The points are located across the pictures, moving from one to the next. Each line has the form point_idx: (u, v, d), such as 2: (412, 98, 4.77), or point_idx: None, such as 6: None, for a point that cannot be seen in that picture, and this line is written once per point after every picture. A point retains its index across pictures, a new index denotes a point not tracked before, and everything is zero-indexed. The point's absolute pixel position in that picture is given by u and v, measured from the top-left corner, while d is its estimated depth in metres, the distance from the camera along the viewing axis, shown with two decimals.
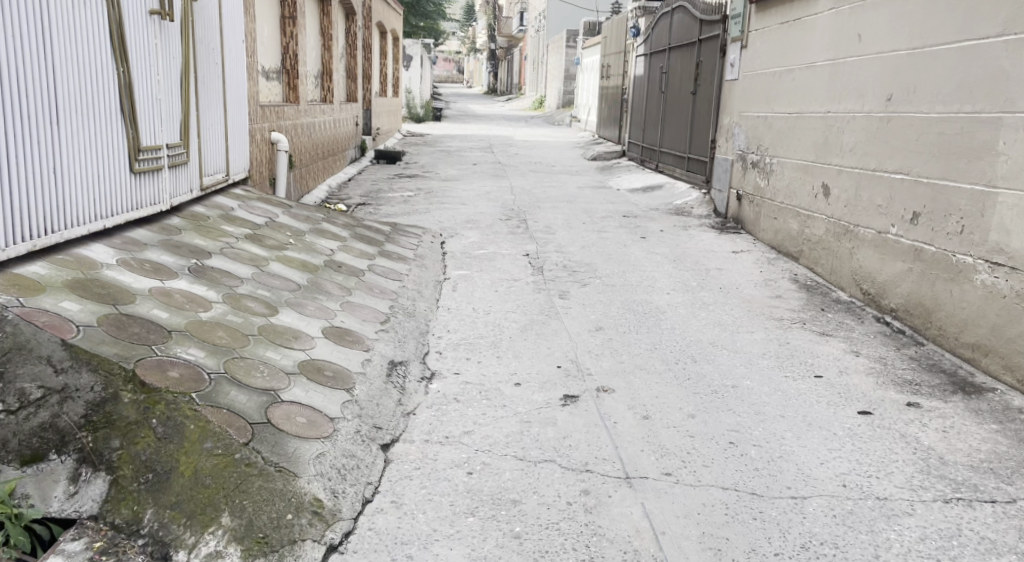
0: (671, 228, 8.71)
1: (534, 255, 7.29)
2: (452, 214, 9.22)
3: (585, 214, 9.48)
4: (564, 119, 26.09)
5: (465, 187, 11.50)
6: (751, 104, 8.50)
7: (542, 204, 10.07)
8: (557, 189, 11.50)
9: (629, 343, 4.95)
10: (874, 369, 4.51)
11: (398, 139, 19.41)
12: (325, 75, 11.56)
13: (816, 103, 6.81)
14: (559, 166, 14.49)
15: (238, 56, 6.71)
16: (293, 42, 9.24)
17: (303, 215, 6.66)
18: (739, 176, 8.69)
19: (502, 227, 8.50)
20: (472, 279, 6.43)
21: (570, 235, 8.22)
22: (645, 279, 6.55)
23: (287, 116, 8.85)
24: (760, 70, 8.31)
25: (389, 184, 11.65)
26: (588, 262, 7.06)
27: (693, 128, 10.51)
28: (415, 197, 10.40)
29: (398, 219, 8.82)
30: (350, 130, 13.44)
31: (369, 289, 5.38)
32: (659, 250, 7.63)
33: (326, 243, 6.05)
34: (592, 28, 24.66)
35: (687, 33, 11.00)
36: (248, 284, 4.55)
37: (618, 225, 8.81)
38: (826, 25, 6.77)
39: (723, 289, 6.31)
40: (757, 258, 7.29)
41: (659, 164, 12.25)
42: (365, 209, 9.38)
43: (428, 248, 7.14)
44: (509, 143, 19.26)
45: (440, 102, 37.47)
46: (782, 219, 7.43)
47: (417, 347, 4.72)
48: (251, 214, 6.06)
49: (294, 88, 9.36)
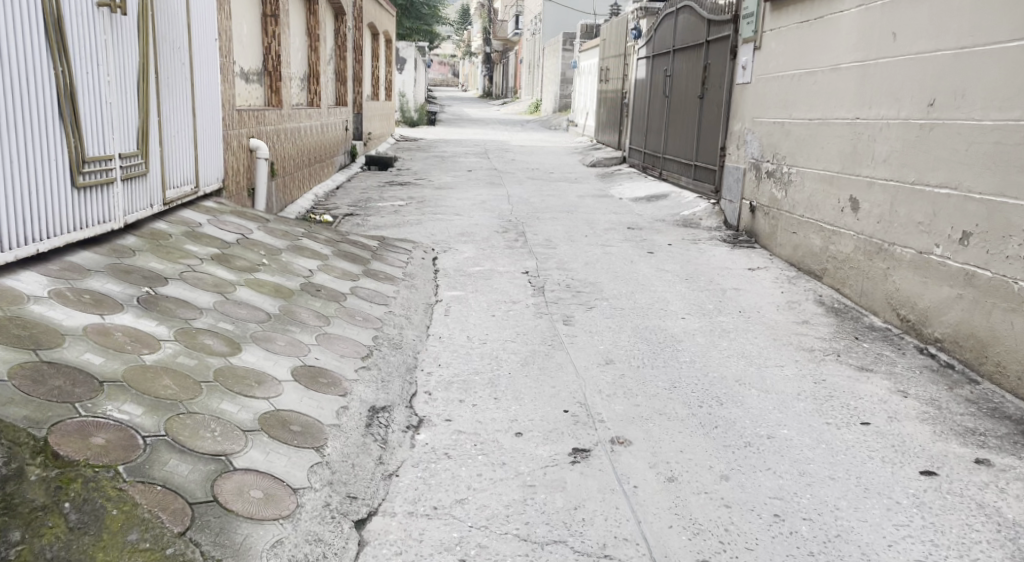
0: (680, 242, 8.13)
1: (534, 273, 6.71)
2: (445, 226, 8.63)
3: (587, 225, 8.90)
4: (561, 124, 25.50)
5: (459, 196, 10.91)
6: (766, 109, 7.93)
7: (541, 215, 9.49)
8: (556, 198, 10.91)
9: (644, 381, 4.37)
10: (928, 415, 3.93)
11: (390, 144, 18.82)
12: (311, 77, 10.97)
13: (843, 108, 6.24)
14: (558, 173, 13.89)
15: (210, 56, 6.11)
16: (276, 42, 8.65)
17: (281, 230, 6.07)
18: (753, 187, 8.12)
19: (498, 241, 7.92)
20: (467, 302, 5.84)
21: (572, 250, 7.64)
22: (657, 301, 5.97)
23: (269, 122, 8.26)
24: (775, 72, 7.74)
25: (379, 192, 11.06)
26: (592, 281, 6.48)
27: (700, 135, 9.94)
28: (406, 207, 9.81)
29: (388, 232, 8.22)
30: (338, 135, 12.85)
31: (351, 316, 4.79)
32: (669, 266, 7.05)
33: (305, 263, 5.46)
34: (590, 30, 24.09)
35: (693, 34, 10.42)
36: (209, 316, 3.96)
37: (622, 239, 8.23)
38: (852, 23, 6.21)
39: (742, 312, 5.73)
40: (776, 276, 6.72)
41: (663, 171, 11.66)
42: (352, 221, 8.78)
43: (419, 266, 6.56)
44: (506, 148, 18.67)
45: (434, 105, 36.90)
46: (803, 234, 6.86)
47: (404, 386, 4.14)
48: (221, 230, 5.46)
49: (277, 91, 8.76)
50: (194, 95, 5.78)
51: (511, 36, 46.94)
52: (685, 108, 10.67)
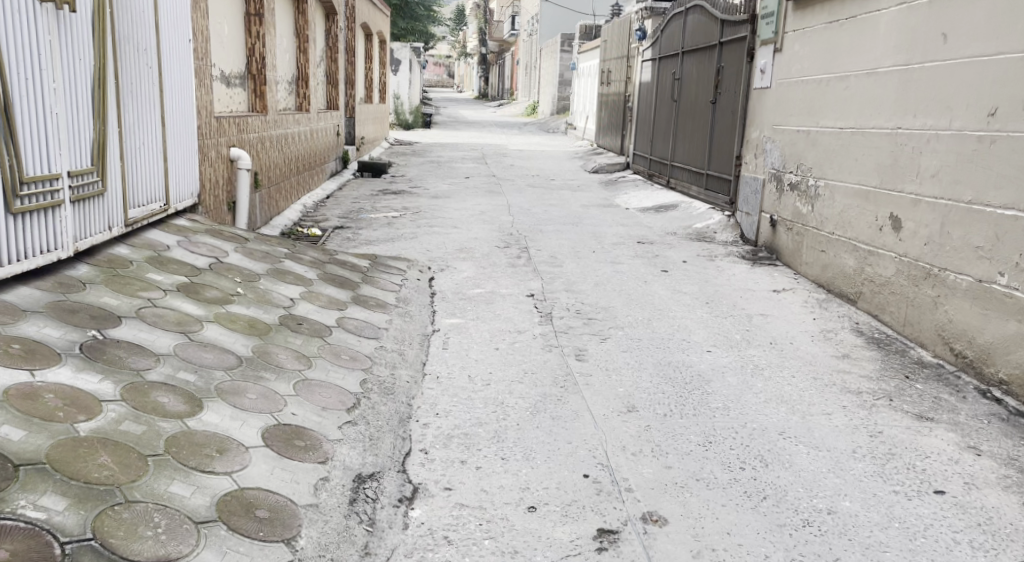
0: (695, 258, 7.56)
1: (540, 296, 6.13)
2: (442, 240, 8.05)
3: (594, 239, 8.33)
4: (559, 127, 24.91)
5: (456, 206, 10.31)
6: (787, 116, 7.38)
7: (544, 228, 8.91)
8: (559, 208, 10.33)
9: (675, 435, 3.79)
10: (1010, 481, 3.41)
11: (384, 148, 18.21)
12: (300, 80, 10.38)
13: (881, 116, 5.70)
14: (559, 180, 13.31)
15: (183, 59, 5.55)
16: (260, 43, 8.06)
17: (261, 251, 5.49)
18: (773, 200, 7.55)
19: (500, 258, 7.34)
20: (468, 332, 5.26)
21: (580, 269, 7.06)
22: (677, 330, 5.40)
23: (253, 128, 7.67)
24: (798, 77, 7.18)
25: (372, 202, 10.46)
26: (604, 306, 5.91)
27: (713, 141, 9.37)
28: (400, 219, 9.22)
29: (380, 248, 7.64)
30: (329, 140, 12.26)
31: (335, 355, 4.21)
32: (687, 287, 6.48)
33: (287, 290, 4.89)
34: (588, 31, 23.50)
35: (704, 35, 9.85)
36: (167, 363, 3.38)
37: (633, 255, 7.65)
38: (892, 23, 5.65)
39: (773, 344, 5.16)
40: (804, 299, 6.16)
41: (670, 178, 11.08)
42: (342, 235, 8.19)
43: (414, 290, 5.98)
44: (503, 153, 18.08)
45: (429, 107, 36.29)
46: (832, 253, 6.30)
47: (396, 443, 3.56)
48: (192, 253, 4.88)
49: (261, 96, 8.17)
50: (165, 101, 5.20)
51: (507, 37, 46.34)
52: (695, 113, 10.09)
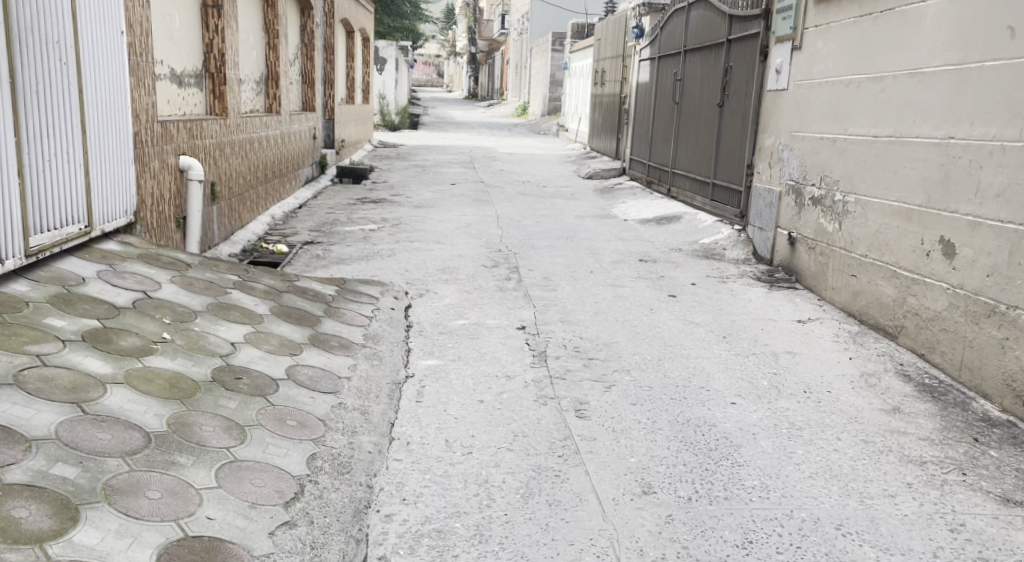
0: (705, 280, 6.77)
1: (531, 329, 5.33)
2: (422, 259, 7.25)
3: (592, 257, 7.54)
4: (550, 129, 24.07)
5: (439, 217, 9.50)
6: (807, 122, 6.60)
7: (535, 243, 8.11)
8: (551, 220, 9.54)
9: (706, 533, 3.01)
10: None
11: (368, 152, 17.40)
12: (269, 79, 9.65)
13: (926, 123, 4.94)
14: (551, 187, 12.50)
15: (114, 57, 4.77)
16: (219, 38, 7.33)
17: (204, 281, 4.69)
18: (792, 215, 6.76)
19: (486, 282, 6.54)
20: (447, 378, 4.45)
21: (577, 293, 6.28)
22: (691, 374, 4.62)
23: (210, 133, 6.92)
24: (820, 78, 6.41)
25: (349, 212, 9.65)
26: (606, 341, 5.12)
27: (717, 148, 8.63)
28: (377, 233, 8.42)
29: (353, 269, 6.83)
30: (304, 144, 11.48)
31: (278, 420, 3.38)
32: (700, 316, 5.69)
33: (228, 332, 4.07)
34: (580, 29, 22.68)
35: (708, 32, 9.10)
36: (40, 453, 2.65)
37: (635, 275, 6.87)
38: (940, 17, 4.89)
39: (808, 393, 4.38)
40: (835, 332, 5.37)
41: (671, 186, 10.28)
42: (312, 253, 7.40)
43: (386, 323, 5.17)
44: (493, 156, 17.28)
45: (418, 108, 35.44)
46: (865, 278, 5.53)
47: (346, 551, 2.80)
48: (114, 286, 4.08)
49: (220, 97, 7.44)
50: (88, 105, 4.41)
51: (497, 36, 45.49)
52: (697, 117, 9.34)
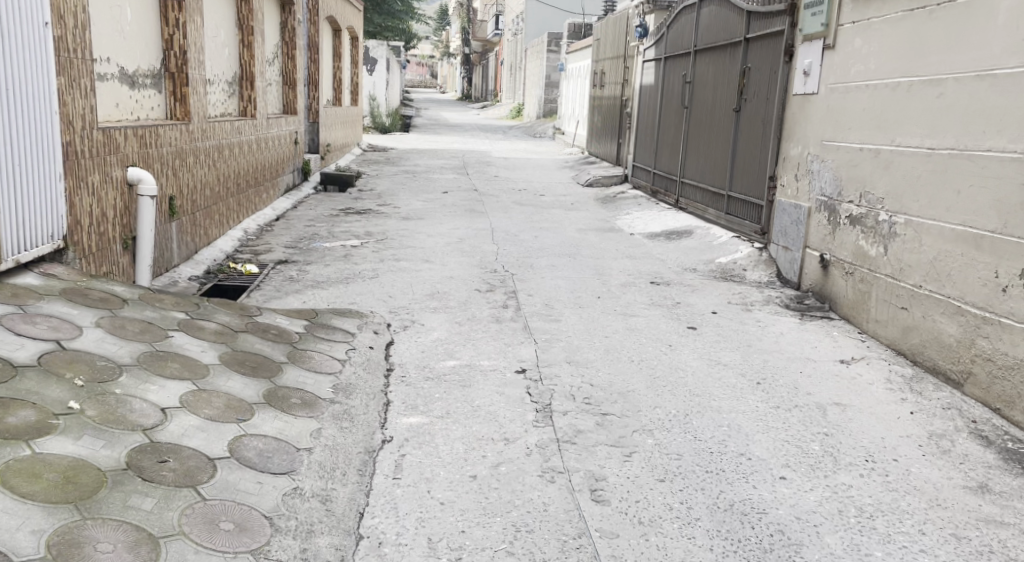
0: (727, 307, 5.96)
1: (533, 374, 4.55)
2: (409, 282, 6.50)
3: (597, 278, 6.77)
4: (546, 132, 23.32)
5: (429, 231, 8.74)
6: (839, 130, 5.80)
7: (533, 262, 7.33)
8: (550, 233, 8.76)
9: None
10: None
11: (355, 156, 16.63)
12: (243, 80, 9.02)
13: (1002, 133, 4.24)
14: (549, 196, 11.73)
15: (30, 61, 4.09)
16: (180, 33, 6.65)
17: (139, 323, 3.91)
18: (824, 234, 5.93)
19: (479, 312, 5.77)
20: (432, 442, 3.67)
21: (582, 325, 5.50)
22: (725, 434, 3.85)
23: (168, 141, 6.24)
24: (856, 80, 5.61)
25: (330, 226, 8.86)
26: (620, 388, 4.35)
27: (734, 156, 7.84)
28: (359, 251, 7.64)
29: (329, 297, 6.08)
30: (284, 150, 10.71)
31: (209, 524, 2.69)
32: (726, 354, 4.90)
33: (157, 396, 3.26)
34: (576, 29, 21.96)
35: (720, 30, 8.38)
36: None
37: (648, 302, 6.07)
38: (1017, 10, 4.20)
39: (870, 461, 3.61)
40: (888, 377, 4.55)
41: (679, 197, 9.50)
42: (284, 276, 6.68)
43: (362, 368, 4.39)
44: (486, 161, 16.52)
45: (409, 109, 34.66)
46: (920, 312, 4.72)
47: None
48: (18, 334, 3.31)
49: (182, 100, 6.78)
50: None
51: (491, 37, 44.70)
52: (710, 123, 8.56)
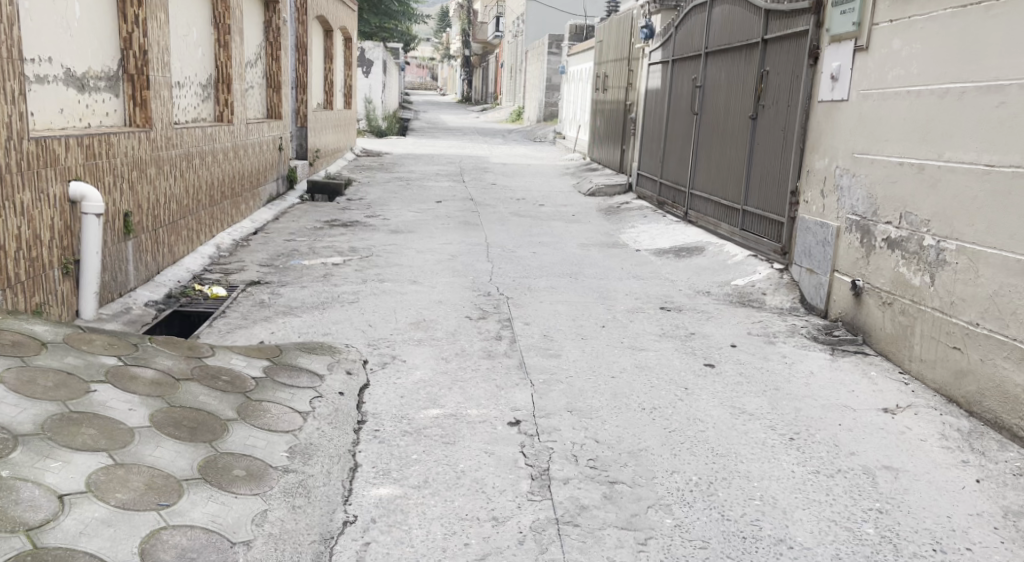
0: (747, 338, 5.27)
1: (528, 427, 3.90)
2: (391, 309, 5.87)
3: (601, 303, 6.12)
4: (546, 136, 22.67)
5: (419, 246, 8.10)
6: (871, 142, 5.13)
7: (531, 284, 6.69)
8: (550, 250, 8.11)
9: None
10: None
11: (348, 161, 16.00)
12: (219, 83, 8.41)
13: None
14: (549, 206, 11.08)
15: None
16: (141, 32, 6.13)
17: (55, 374, 3.29)
18: (855, 257, 5.24)
19: (469, 345, 5.13)
20: (404, 524, 3.03)
21: (585, 360, 4.86)
22: (757, 509, 3.20)
23: (121, 150, 5.70)
24: (891, 86, 4.93)
25: (312, 241, 8.23)
26: (630, 446, 3.71)
27: (751, 167, 7.16)
28: (341, 271, 7.00)
29: (301, 328, 5.44)
30: (266, 157, 10.08)
31: None
32: (750, 398, 4.24)
33: (55, 476, 2.72)
34: (578, 30, 21.37)
35: (733, 30, 7.74)
36: None
37: (658, 332, 5.41)
38: None
39: (938, 552, 3.01)
40: (941, 430, 3.88)
41: (689, 209, 8.83)
42: (254, 301, 6.04)
43: (327, 424, 3.74)
44: (484, 168, 15.90)
45: (409, 112, 34.02)
46: (977, 354, 4.06)
47: None
48: None
49: (143, 104, 6.26)
50: None
51: (491, 39, 44.09)
52: (723, 130, 7.89)
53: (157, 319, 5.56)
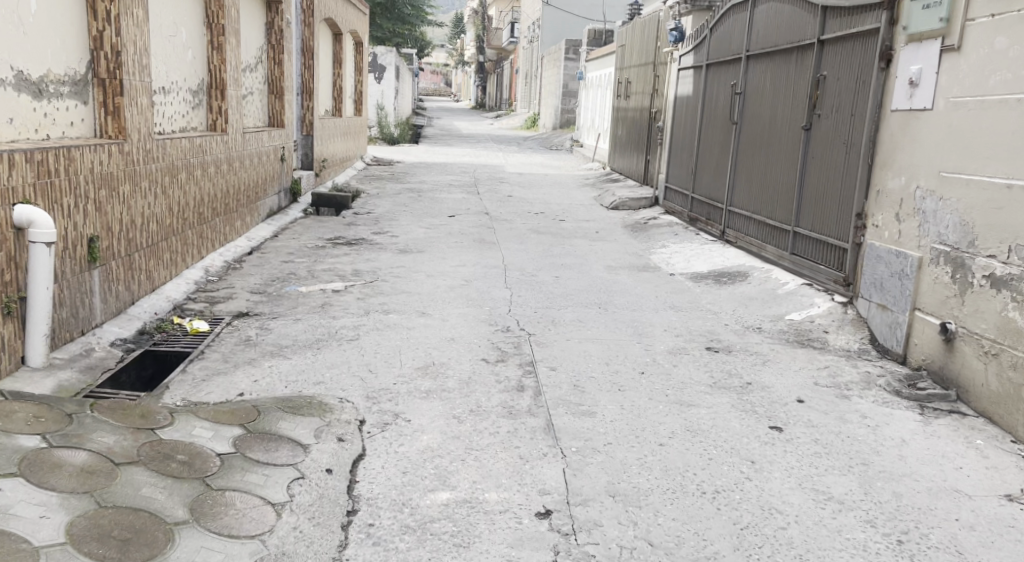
0: (816, 391, 4.44)
1: (563, 520, 3.13)
2: (396, 350, 5.08)
3: (636, 342, 5.31)
4: (563, 144, 21.90)
5: (430, 269, 7.31)
6: (964, 159, 4.35)
7: (555, 316, 5.89)
8: (574, 273, 7.30)
9: None
10: None
11: (358, 172, 15.25)
12: (212, 88, 7.66)
13: None
14: (570, 221, 10.28)
15: None
16: (112, 29, 5.39)
17: None
18: (945, 296, 4.42)
19: (485, 398, 4.34)
20: None
21: (625, 420, 4.05)
22: None
23: (84, 165, 4.96)
24: (997, 92, 4.15)
25: (311, 263, 7.45)
26: (692, 553, 2.98)
27: (802, 183, 6.33)
28: (340, 300, 6.23)
29: (289, 374, 4.64)
30: (266, 169, 9.30)
31: None
32: (833, 478, 3.43)
33: None
34: (596, 35, 20.59)
35: (780, 30, 6.91)
36: None
37: (709, 382, 4.58)
38: None
39: None
40: None
41: (727, 228, 8.00)
42: (237, 339, 5.26)
43: (313, 523, 2.97)
44: (500, 178, 15.09)
45: (422, 119, 33.31)
46: None
47: None
48: None
49: (115, 113, 5.50)
50: None
51: (505, 45, 43.36)
52: (768, 142, 7.07)
53: (123, 363, 4.80)
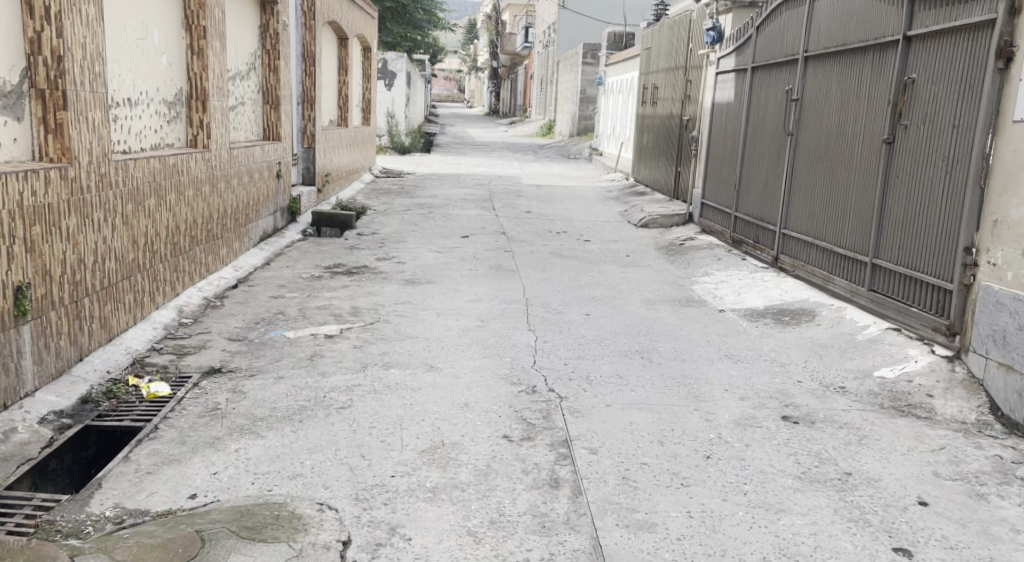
0: (940, 488, 3.42)
1: None
2: (396, 423, 4.08)
3: (692, 408, 4.30)
4: (581, 152, 20.94)
5: (441, 305, 6.32)
6: None
7: (590, 370, 4.89)
8: (607, 309, 6.30)
9: None
10: None
11: (365, 185, 14.31)
12: (192, 99, 6.69)
13: None
14: (597, 242, 9.28)
15: None
16: (55, 30, 4.43)
17: None
18: None
19: (510, 500, 3.33)
20: None
21: (695, 539, 3.06)
22: None
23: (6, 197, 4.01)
24: None
25: (305, 299, 6.47)
26: None
27: (883, 207, 5.29)
28: (334, 349, 5.24)
29: (259, 462, 3.65)
30: (258, 188, 8.33)
31: None
32: None
33: None
34: (617, 39, 19.60)
35: (850, 24, 5.89)
36: None
37: (797, 473, 3.55)
38: None
39: None
40: None
41: (780, 254, 6.97)
42: (201, 408, 4.27)
43: None
44: (517, 190, 14.11)
45: (435, 126, 32.43)
46: None
47: None
48: None
49: (58, 131, 4.53)
50: None
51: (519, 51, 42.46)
52: (833, 156, 6.04)
53: (53, 446, 3.84)
